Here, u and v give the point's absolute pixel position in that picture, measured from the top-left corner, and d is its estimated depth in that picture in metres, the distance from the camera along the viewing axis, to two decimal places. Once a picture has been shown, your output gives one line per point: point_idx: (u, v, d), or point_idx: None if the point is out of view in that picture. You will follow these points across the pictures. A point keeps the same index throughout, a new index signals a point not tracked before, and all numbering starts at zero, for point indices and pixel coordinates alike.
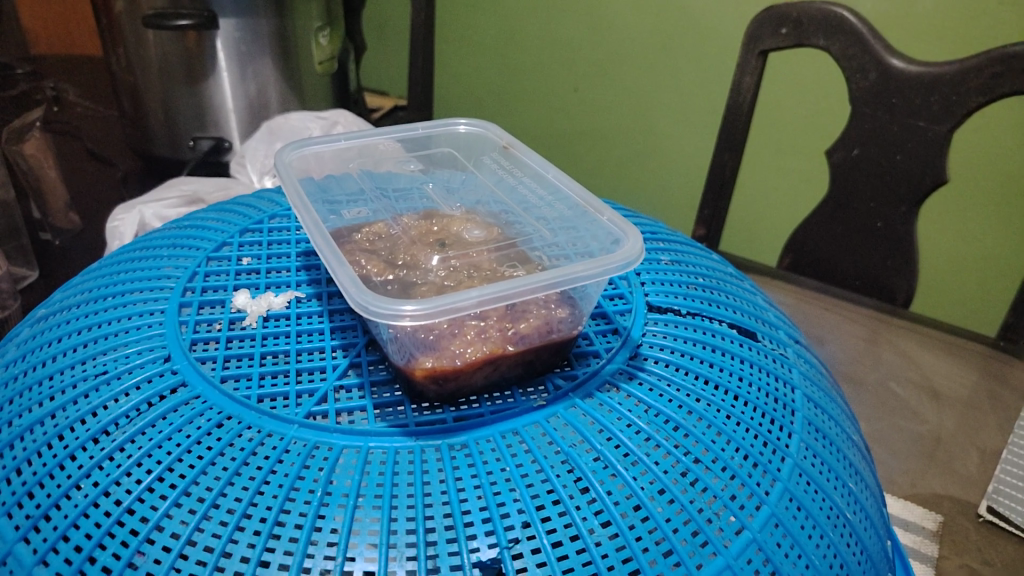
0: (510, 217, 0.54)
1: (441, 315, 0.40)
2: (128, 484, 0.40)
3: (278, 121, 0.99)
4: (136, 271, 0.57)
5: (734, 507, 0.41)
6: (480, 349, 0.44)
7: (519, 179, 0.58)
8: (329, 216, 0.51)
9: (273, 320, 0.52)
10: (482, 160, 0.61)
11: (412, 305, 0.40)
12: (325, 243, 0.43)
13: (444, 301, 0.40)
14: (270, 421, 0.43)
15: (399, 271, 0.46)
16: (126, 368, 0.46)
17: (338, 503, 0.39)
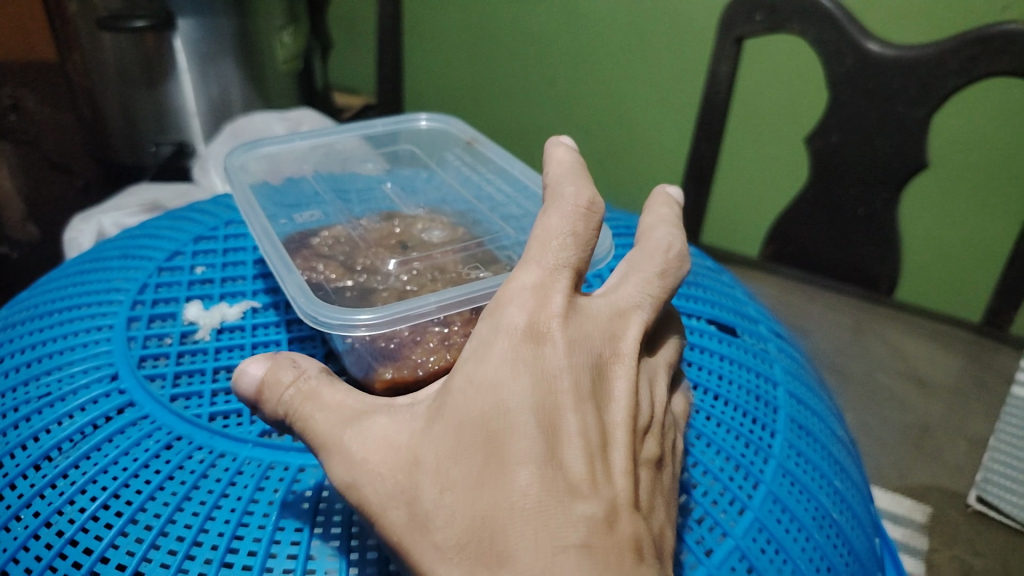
0: (474, 215, 0.52)
1: (396, 324, 0.38)
2: (71, 513, 0.38)
3: (242, 123, 0.96)
4: (84, 285, 0.55)
5: (707, 505, 0.40)
6: (443, 359, 0.42)
7: (484, 176, 0.56)
8: (279, 220, 0.49)
9: (227, 332, 0.50)
10: (445, 159, 0.60)
11: (367, 314, 0.38)
12: (274, 251, 0.41)
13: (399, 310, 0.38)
14: (222, 440, 0.42)
15: (358, 277, 0.44)
16: (70, 389, 0.44)
17: (295, 528, 0.37)
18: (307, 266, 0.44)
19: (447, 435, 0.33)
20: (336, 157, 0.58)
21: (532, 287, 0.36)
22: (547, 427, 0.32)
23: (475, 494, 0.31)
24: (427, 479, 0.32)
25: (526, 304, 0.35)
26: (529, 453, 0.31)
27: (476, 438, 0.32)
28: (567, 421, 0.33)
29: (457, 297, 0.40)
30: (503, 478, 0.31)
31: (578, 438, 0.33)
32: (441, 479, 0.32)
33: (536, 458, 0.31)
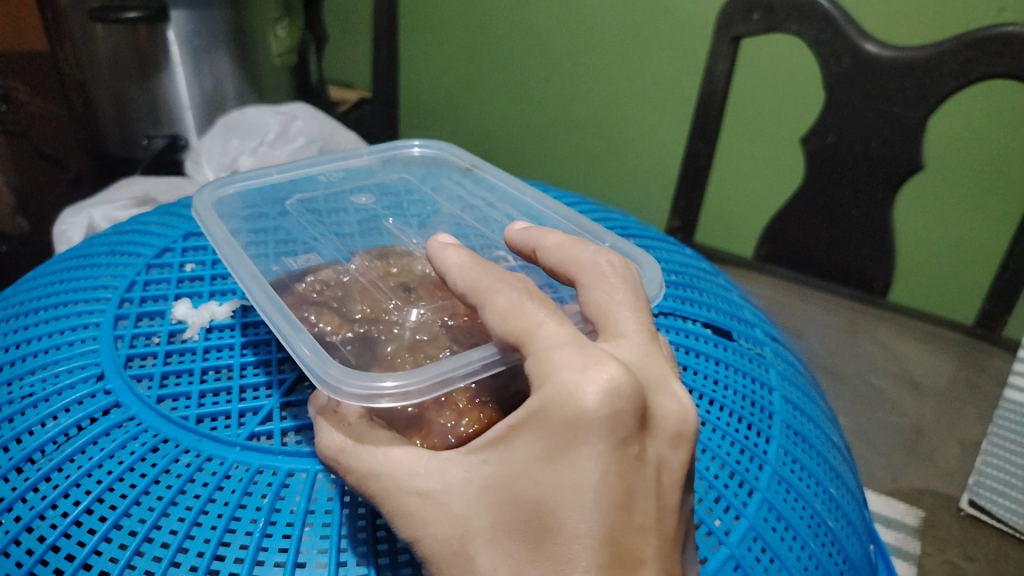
0: (480, 246, 0.53)
1: (429, 393, 0.35)
2: (55, 517, 0.38)
3: (224, 123, 0.95)
4: (73, 283, 0.57)
5: (700, 510, 0.39)
6: (481, 422, 0.37)
7: (489, 205, 0.58)
8: (282, 258, 0.49)
9: (216, 330, 0.51)
10: (443, 185, 0.61)
11: (393, 380, 0.34)
12: (272, 306, 0.39)
13: (435, 376, 0.35)
14: (209, 444, 0.42)
15: (356, 328, 0.43)
16: (57, 389, 0.46)
17: (282, 534, 0.38)
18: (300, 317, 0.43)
19: (502, 505, 0.31)
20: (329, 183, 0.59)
21: (565, 332, 0.32)
22: (611, 500, 0.30)
23: (530, 562, 0.30)
24: (481, 546, 0.31)
25: (572, 354, 0.31)
26: (588, 533, 0.29)
27: (529, 509, 0.30)
28: (634, 508, 0.30)
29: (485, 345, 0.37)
30: (560, 560, 0.30)
31: (636, 501, 0.30)
32: (495, 552, 0.31)
33: (599, 538, 0.29)
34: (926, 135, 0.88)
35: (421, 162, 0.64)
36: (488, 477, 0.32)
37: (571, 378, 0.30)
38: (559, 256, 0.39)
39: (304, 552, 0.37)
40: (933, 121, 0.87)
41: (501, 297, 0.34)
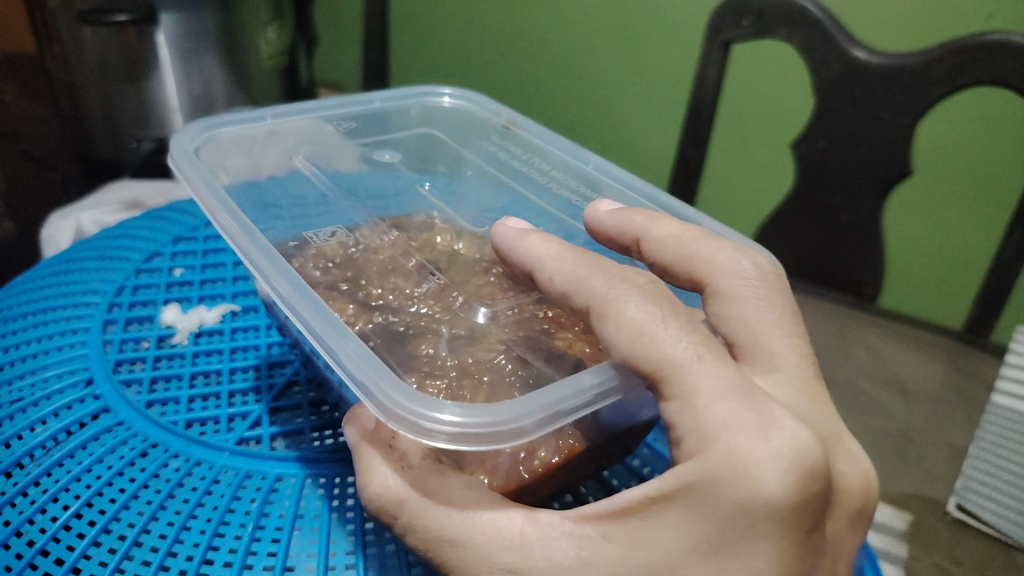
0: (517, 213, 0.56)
1: (493, 440, 0.30)
2: (42, 521, 0.41)
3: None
4: (59, 287, 0.59)
5: None
6: (561, 451, 0.38)
7: (528, 161, 0.60)
8: (313, 216, 0.50)
9: (205, 335, 0.56)
10: (479, 142, 0.63)
11: (461, 420, 0.30)
12: (321, 311, 0.35)
13: (511, 425, 0.31)
14: (199, 448, 0.47)
15: (390, 319, 0.42)
16: (46, 394, 0.49)
17: (271, 537, 0.42)
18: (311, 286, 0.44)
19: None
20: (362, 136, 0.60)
21: (729, 377, 0.31)
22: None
23: None
24: None
25: (744, 413, 0.30)
26: None
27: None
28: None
29: (588, 377, 0.33)
30: None
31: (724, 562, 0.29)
32: None
33: None
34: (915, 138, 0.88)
35: (454, 116, 0.65)
36: (614, 559, 0.30)
37: (743, 454, 0.29)
38: (678, 252, 0.40)
39: (292, 555, 0.41)
40: (923, 123, 0.87)
41: (627, 297, 0.33)
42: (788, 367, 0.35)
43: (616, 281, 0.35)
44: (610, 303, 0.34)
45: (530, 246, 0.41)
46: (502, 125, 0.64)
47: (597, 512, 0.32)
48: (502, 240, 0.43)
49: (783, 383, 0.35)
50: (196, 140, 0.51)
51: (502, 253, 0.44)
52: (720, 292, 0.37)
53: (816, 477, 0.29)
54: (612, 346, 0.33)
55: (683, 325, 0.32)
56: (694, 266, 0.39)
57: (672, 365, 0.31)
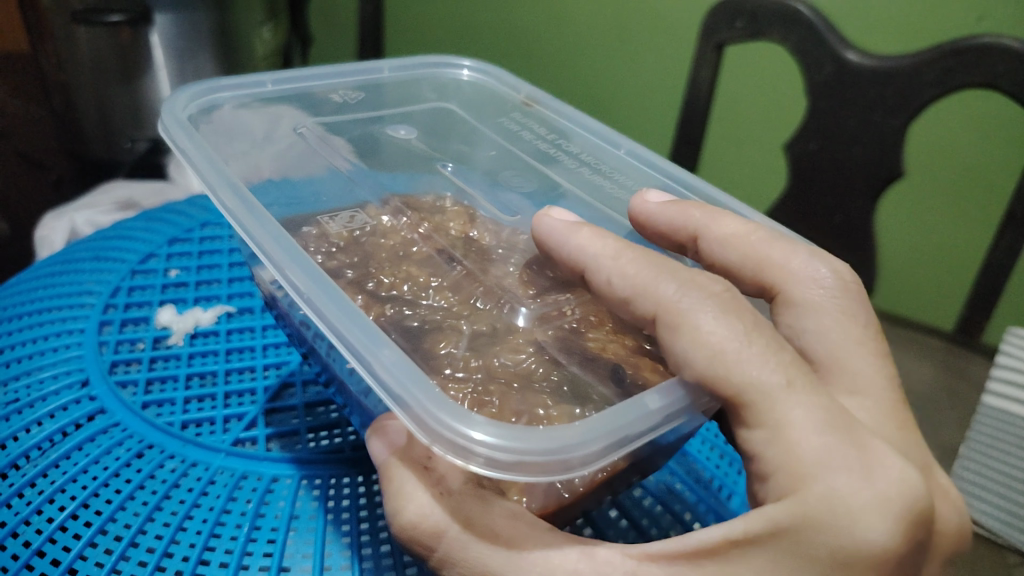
0: (538, 189, 0.54)
1: (545, 473, 0.28)
2: (39, 523, 0.41)
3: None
4: (54, 288, 0.60)
5: None
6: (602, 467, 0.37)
7: (550, 139, 0.59)
8: (320, 200, 0.49)
9: (200, 336, 0.56)
10: (498, 118, 0.61)
11: (513, 448, 0.28)
12: (352, 317, 0.32)
13: (576, 455, 0.28)
14: (194, 449, 0.47)
15: (405, 313, 0.40)
16: (42, 395, 0.50)
17: (267, 539, 0.42)
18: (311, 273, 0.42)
19: None
20: (377, 109, 0.58)
21: (823, 408, 0.30)
22: None
23: None
24: None
25: (851, 452, 0.30)
26: None
27: None
28: None
29: (653, 399, 0.31)
30: None
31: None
32: None
33: None
34: (908, 138, 0.88)
35: (473, 90, 0.63)
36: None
37: (852, 487, 0.29)
38: (743, 254, 0.41)
39: (288, 555, 0.41)
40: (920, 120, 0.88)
41: (704, 307, 0.32)
42: (873, 390, 0.35)
43: (687, 289, 0.33)
44: (687, 317, 0.32)
45: (584, 244, 0.39)
46: (522, 101, 0.62)
47: (669, 551, 0.31)
48: (548, 234, 0.41)
49: (870, 406, 0.35)
50: (190, 109, 0.49)
51: (545, 246, 0.42)
52: (794, 301, 0.38)
53: (919, 515, 0.30)
54: (688, 363, 0.31)
55: (769, 342, 0.31)
56: (766, 270, 0.40)
57: (761, 392, 0.30)
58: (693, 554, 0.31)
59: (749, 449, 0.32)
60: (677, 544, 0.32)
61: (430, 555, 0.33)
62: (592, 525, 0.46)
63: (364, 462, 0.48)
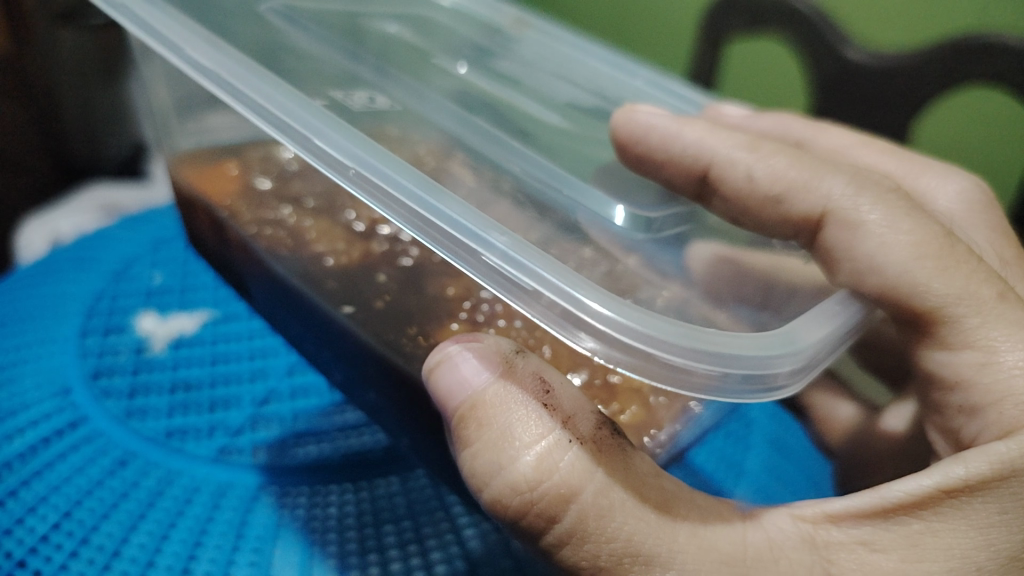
0: (571, 96, 0.50)
1: (745, 392, 0.26)
2: (21, 533, 0.41)
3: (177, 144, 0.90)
4: (34, 296, 0.58)
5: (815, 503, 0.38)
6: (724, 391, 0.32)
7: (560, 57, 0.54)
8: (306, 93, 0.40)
9: (184, 343, 0.54)
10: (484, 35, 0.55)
11: (713, 362, 0.25)
12: (456, 206, 0.28)
13: (780, 371, 0.27)
14: (178, 458, 0.45)
15: (401, 245, 0.39)
16: (23, 403, 0.48)
17: (252, 547, 0.41)
18: (277, 217, 0.39)
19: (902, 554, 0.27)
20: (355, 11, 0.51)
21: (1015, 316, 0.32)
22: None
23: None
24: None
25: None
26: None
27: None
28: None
29: (818, 312, 0.29)
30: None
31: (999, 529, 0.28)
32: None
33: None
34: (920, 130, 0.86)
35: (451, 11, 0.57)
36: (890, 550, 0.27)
37: None
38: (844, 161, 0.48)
39: (275, 566, 0.40)
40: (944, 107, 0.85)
41: (860, 204, 0.35)
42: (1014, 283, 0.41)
43: (859, 191, 0.35)
44: (852, 214, 0.34)
45: (705, 136, 0.41)
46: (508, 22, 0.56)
47: (861, 510, 0.29)
48: (650, 129, 0.43)
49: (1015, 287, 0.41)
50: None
51: (636, 143, 0.43)
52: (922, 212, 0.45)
53: None
54: (878, 272, 0.32)
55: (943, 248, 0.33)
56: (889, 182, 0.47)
57: (969, 302, 0.32)
58: (893, 511, 0.29)
59: (950, 378, 0.33)
60: (870, 502, 0.29)
61: (552, 525, 0.27)
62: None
63: (356, 468, 0.46)
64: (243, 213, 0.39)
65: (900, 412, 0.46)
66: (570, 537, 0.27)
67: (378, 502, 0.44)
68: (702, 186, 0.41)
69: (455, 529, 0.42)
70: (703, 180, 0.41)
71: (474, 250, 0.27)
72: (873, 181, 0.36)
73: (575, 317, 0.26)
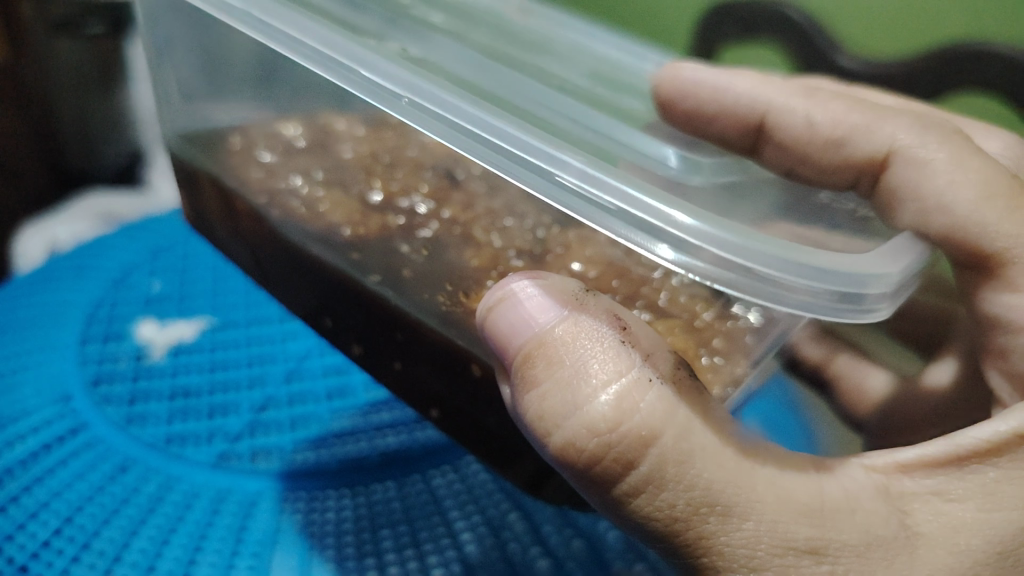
0: (595, 65, 0.52)
1: (830, 309, 0.26)
2: (23, 539, 0.40)
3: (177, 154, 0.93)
4: (33, 305, 0.57)
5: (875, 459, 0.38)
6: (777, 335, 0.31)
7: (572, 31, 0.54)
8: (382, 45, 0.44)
9: (182, 351, 0.53)
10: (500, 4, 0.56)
11: (800, 276, 0.26)
12: (533, 132, 0.30)
13: (869, 290, 0.27)
14: (177, 465, 0.45)
15: (419, 219, 0.36)
16: (23, 411, 0.48)
17: (251, 551, 0.40)
18: (290, 187, 0.39)
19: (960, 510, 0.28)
20: None
21: None
22: None
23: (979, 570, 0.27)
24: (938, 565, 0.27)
25: None
26: None
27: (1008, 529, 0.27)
28: None
29: (904, 241, 0.29)
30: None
31: None
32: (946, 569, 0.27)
33: None
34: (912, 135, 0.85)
35: None
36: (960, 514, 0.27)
37: None
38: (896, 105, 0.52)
39: (274, 569, 0.39)
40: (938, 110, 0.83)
41: (927, 146, 0.38)
42: None
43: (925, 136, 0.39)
44: (920, 152, 0.38)
45: (757, 88, 0.48)
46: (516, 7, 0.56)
47: (935, 458, 0.29)
48: (699, 83, 0.48)
49: None
50: None
51: (682, 98, 0.48)
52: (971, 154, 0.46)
53: None
54: (947, 214, 0.35)
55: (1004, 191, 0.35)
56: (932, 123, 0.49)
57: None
58: (967, 460, 0.29)
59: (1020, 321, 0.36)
60: (943, 451, 0.29)
61: (628, 472, 0.26)
62: (586, 536, 0.42)
63: (349, 474, 0.45)
64: (251, 180, 0.40)
65: (941, 370, 0.47)
66: (647, 485, 0.26)
67: (376, 506, 0.43)
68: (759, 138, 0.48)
69: (451, 533, 0.41)
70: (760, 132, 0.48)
71: (546, 171, 0.29)
72: (934, 125, 0.40)
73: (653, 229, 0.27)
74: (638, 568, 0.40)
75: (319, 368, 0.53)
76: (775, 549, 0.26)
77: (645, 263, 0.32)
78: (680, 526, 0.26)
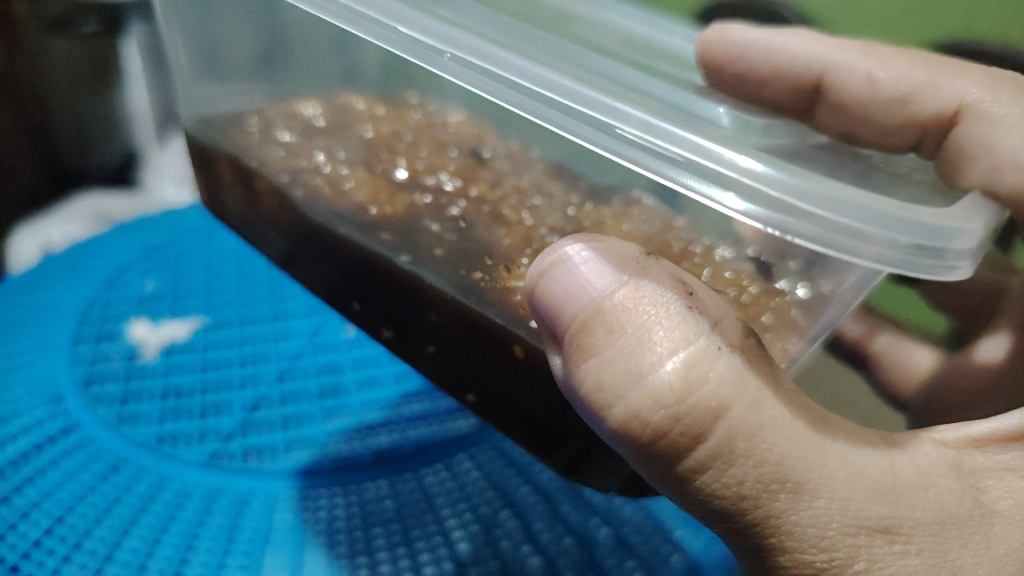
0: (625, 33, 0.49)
1: (902, 261, 0.26)
2: (14, 538, 0.39)
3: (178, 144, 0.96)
4: (25, 305, 0.56)
5: None
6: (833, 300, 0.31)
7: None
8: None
9: (174, 350, 0.53)
10: None
11: (869, 224, 0.26)
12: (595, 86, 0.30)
13: (942, 244, 0.26)
14: (169, 465, 0.44)
15: (446, 197, 0.36)
16: (15, 411, 0.47)
17: (243, 551, 0.40)
18: (313, 165, 0.38)
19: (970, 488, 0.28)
20: None
21: None
22: None
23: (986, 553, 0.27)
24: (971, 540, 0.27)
25: None
26: None
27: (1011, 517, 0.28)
28: None
29: (976, 201, 0.29)
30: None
31: None
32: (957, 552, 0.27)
33: None
34: None
35: None
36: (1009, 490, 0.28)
37: None
38: None
39: (266, 569, 0.39)
40: None
41: (991, 109, 0.43)
42: None
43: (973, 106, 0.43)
44: (991, 110, 0.42)
45: (811, 50, 0.51)
46: None
47: (1009, 432, 0.30)
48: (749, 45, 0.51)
49: None
50: None
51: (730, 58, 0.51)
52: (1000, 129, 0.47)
53: None
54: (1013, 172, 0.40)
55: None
56: None
57: None
58: None
59: None
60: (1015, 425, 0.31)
61: (697, 445, 0.26)
62: (577, 534, 0.42)
63: (343, 473, 0.45)
64: (273, 159, 0.39)
65: (992, 345, 0.50)
66: (714, 460, 0.26)
67: (368, 505, 0.43)
68: (815, 97, 0.51)
69: (443, 531, 0.41)
70: (816, 90, 0.50)
71: (606, 123, 0.29)
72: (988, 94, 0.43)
73: (718, 176, 0.27)
74: (629, 565, 0.41)
75: (312, 368, 0.52)
76: (848, 528, 0.26)
77: (686, 231, 0.33)
78: (748, 503, 0.26)
